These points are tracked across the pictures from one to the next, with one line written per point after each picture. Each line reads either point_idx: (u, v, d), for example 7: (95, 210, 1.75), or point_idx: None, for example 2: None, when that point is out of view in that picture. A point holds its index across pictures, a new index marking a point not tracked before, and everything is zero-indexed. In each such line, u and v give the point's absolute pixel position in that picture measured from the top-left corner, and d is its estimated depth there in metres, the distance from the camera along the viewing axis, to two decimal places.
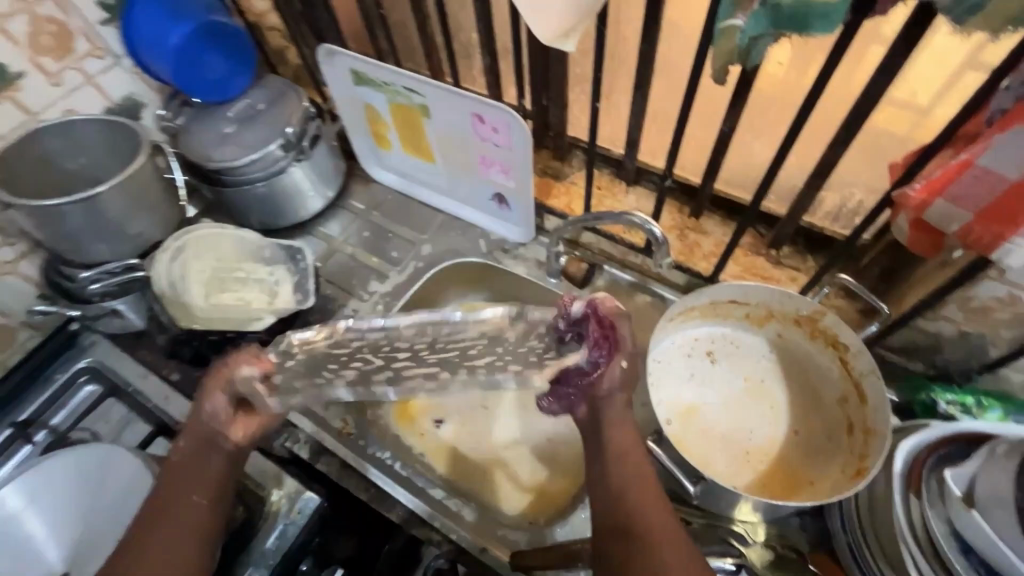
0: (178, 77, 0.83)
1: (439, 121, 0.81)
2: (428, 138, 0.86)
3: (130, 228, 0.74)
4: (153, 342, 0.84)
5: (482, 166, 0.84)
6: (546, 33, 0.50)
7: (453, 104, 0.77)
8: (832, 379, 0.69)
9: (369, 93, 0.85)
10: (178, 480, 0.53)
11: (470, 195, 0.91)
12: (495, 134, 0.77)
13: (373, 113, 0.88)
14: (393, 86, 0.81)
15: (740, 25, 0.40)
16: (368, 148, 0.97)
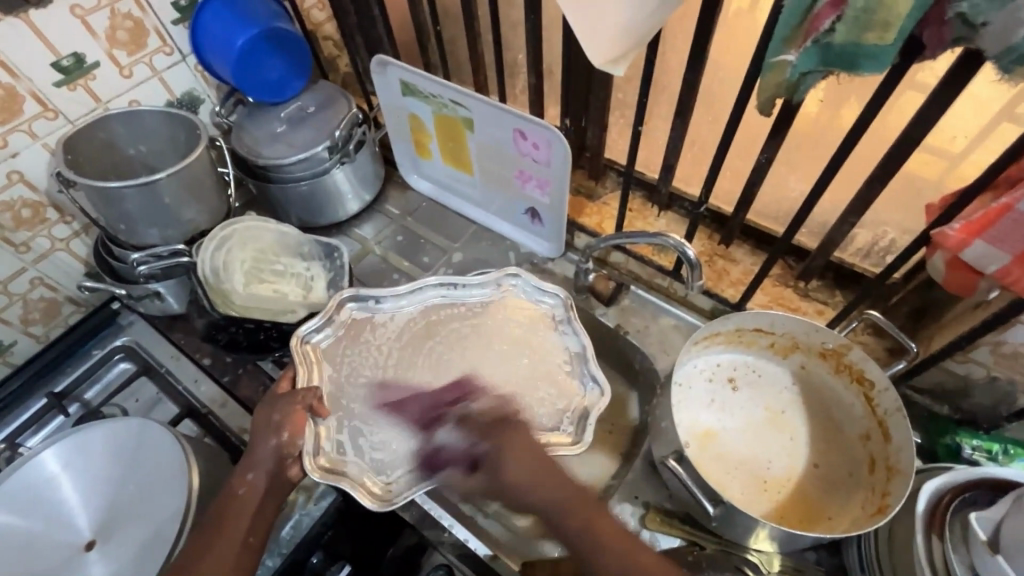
0: (237, 77, 0.87)
1: (481, 134, 0.84)
2: (468, 151, 0.89)
3: (183, 214, 0.78)
4: (187, 326, 0.87)
5: (519, 181, 0.86)
6: (599, 57, 0.52)
7: (497, 120, 0.80)
8: (854, 415, 0.68)
9: (416, 105, 0.88)
10: (245, 505, 0.59)
11: (504, 208, 0.93)
12: (535, 151, 0.79)
13: (417, 124, 0.92)
14: (441, 99, 0.84)
15: (793, 60, 0.42)
16: (407, 155, 1.00)
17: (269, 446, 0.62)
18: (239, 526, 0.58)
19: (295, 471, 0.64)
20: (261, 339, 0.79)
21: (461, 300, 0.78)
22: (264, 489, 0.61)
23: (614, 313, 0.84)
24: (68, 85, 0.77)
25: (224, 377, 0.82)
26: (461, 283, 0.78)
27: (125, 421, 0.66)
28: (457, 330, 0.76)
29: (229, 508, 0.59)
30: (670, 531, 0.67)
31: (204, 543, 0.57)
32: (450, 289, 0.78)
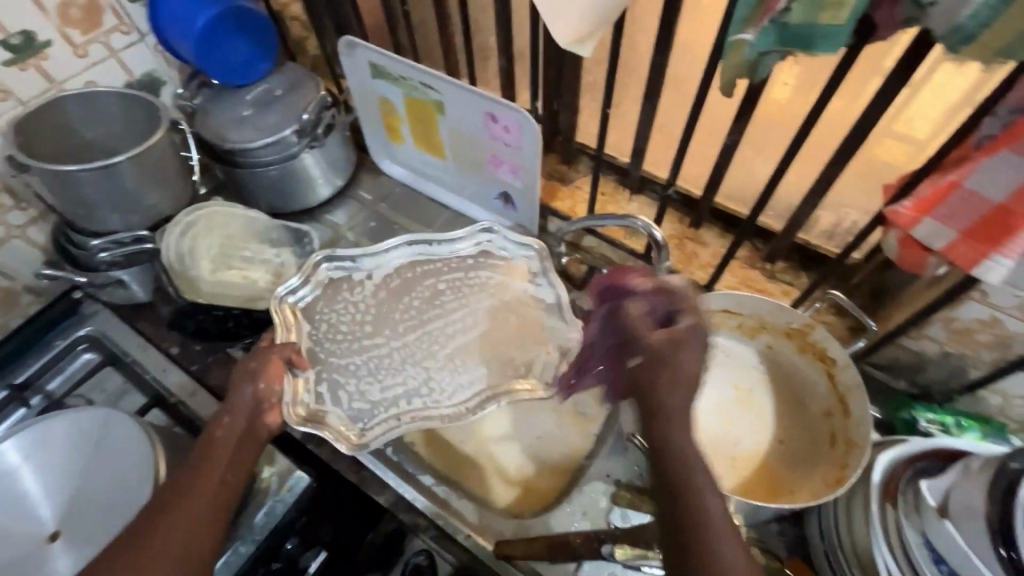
0: (199, 58, 0.85)
1: (452, 117, 0.83)
2: (440, 134, 0.88)
3: (143, 199, 0.75)
4: (154, 315, 0.85)
5: (492, 165, 0.86)
6: (564, 37, 0.52)
7: (467, 102, 0.79)
8: (818, 392, 0.70)
9: (385, 87, 0.87)
10: (222, 449, 0.56)
11: (477, 192, 0.93)
12: (507, 134, 0.79)
13: (388, 107, 0.91)
14: (410, 81, 0.83)
15: (750, 39, 0.42)
16: (379, 139, 0.99)
17: (249, 388, 0.62)
18: (217, 464, 0.54)
19: (273, 418, 0.62)
20: (230, 328, 0.78)
21: (442, 252, 0.80)
22: (239, 435, 0.58)
23: None
24: (17, 64, 0.74)
25: (193, 365, 0.81)
26: (440, 237, 0.79)
27: (88, 410, 0.65)
28: (435, 285, 0.78)
29: (202, 452, 0.55)
30: (640, 506, 0.70)
31: (177, 495, 0.51)
32: (428, 244, 0.79)
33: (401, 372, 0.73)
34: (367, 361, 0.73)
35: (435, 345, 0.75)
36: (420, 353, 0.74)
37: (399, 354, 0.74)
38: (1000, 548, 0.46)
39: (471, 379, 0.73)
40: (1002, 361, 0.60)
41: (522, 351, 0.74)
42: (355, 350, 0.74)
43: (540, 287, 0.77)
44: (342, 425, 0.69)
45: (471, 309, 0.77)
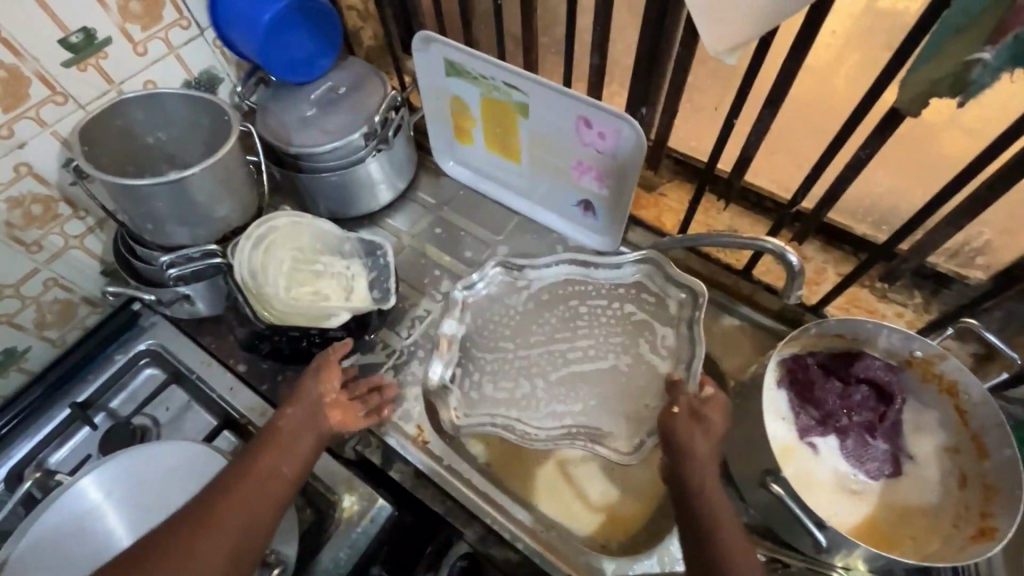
0: (262, 56, 0.79)
1: (536, 122, 0.78)
2: (518, 138, 0.82)
3: (212, 212, 0.70)
4: (221, 330, 0.82)
5: (575, 171, 0.80)
6: (716, 41, 0.46)
7: (559, 105, 0.73)
8: (942, 428, 0.66)
9: (461, 86, 0.81)
10: (281, 437, 0.60)
11: (553, 199, 0.87)
12: (601, 140, 0.73)
13: (461, 106, 0.84)
14: (492, 81, 0.77)
15: (987, 57, 0.37)
16: (445, 138, 0.92)
17: (310, 377, 0.65)
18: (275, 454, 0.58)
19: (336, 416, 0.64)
20: (305, 346, 0.74)
21: (597, 278, 0.83)
22: (298, 428, 0.61)
23: None
24: (77, 65, 0.68)
25: (263, 385, 0.78)
26: (603, 262, 0.82)
27: (182, 445, 0.62)
28: (576, 308, 0.82)
29: (267, 435, 0.60)
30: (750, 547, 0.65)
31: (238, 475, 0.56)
32: (587, 266, 0.83)
33: (518, 381, 0.78)
34: (494, 360, 0.80)
35: (552, 368, 0.79)
36: (537, 368, 0.79)
37: (520, 365, 0.79)
38: None
39: (566, 408, 0.76)
40: None
41: (636, 389, 0.76)
42: (491, 350, 0.81)
43: (680, 333, 0.78)
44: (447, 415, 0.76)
45: (602, 341, 0.79)
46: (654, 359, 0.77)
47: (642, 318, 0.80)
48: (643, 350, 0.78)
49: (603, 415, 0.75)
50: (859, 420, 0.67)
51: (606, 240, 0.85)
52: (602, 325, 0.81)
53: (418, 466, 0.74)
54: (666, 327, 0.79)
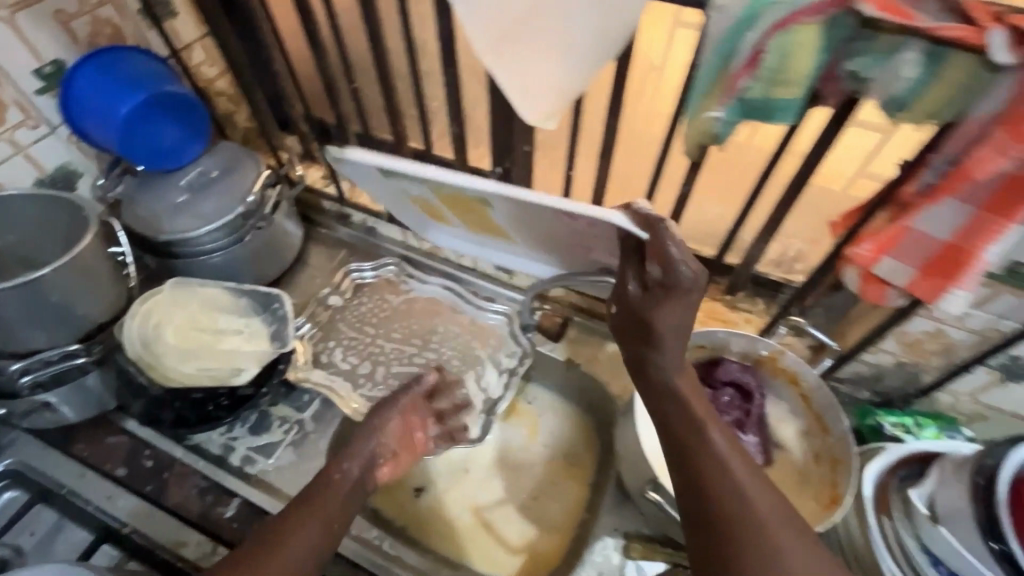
0: (124, 147, 0.78)
1: (510, 209, 0.63)
2: (496, 220, 0.69)
3: (73, 309, 0.67)
4: (95, 434, 0.76)
5: (580, 245, 0.66)
6: (532, 114, 0.53)
7: (530, 203, 0.59)
8: (797, 413, 0.75)
9: (406, 183, 0.69)
10: (332, 494, 0.63)
11: (564, 264, 0.73)
12: (589, 225, 0.59)
13: (426, 202, 0.73)
14: (440, 183, 0.62)
15: (718, 115, 0.45)
16: (413, 217, 0.82)
17: (369, 432, 0.71)
18: (326, 511, 0.61)
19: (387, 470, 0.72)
20: (208, 408, 0.74)
21: (465, 311, 0.91)
22: (351, 485, 0.65)
23: (562, 347, 0.87)
24: None
25: (147, 487, 0.72)
26: (474, 302, 0.91)
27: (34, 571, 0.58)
28: (432, 325, 0.90)
29: (325, 491, 0.63)
30: (653, 556, 0.69)
31: (291, 527, 0.58)
32: (454, 294, 0.92)
33: (365, 365, 0.85)
34: (354, 338, 0.88)
35: (394, 362, 0.86)
36: (392, 363, 0.86)
37: (378, 345, 0.87)
38: (990, 542, 0.51)
39: None
40: (949, 365, 0.65)
41: None
42: (354, 324, 0.89)
43: (504, 383, 0.85)
44: (335, 384, 0.83)
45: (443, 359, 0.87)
46: (473, 394, 0.84)
47: (481, 356, 0.87)
48: (467, 381, 0.85)
49: None
50: (729, 419, 0.75)
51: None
52: (449, 344, 0.89)
53: None
54: (491, 370, 0.86)
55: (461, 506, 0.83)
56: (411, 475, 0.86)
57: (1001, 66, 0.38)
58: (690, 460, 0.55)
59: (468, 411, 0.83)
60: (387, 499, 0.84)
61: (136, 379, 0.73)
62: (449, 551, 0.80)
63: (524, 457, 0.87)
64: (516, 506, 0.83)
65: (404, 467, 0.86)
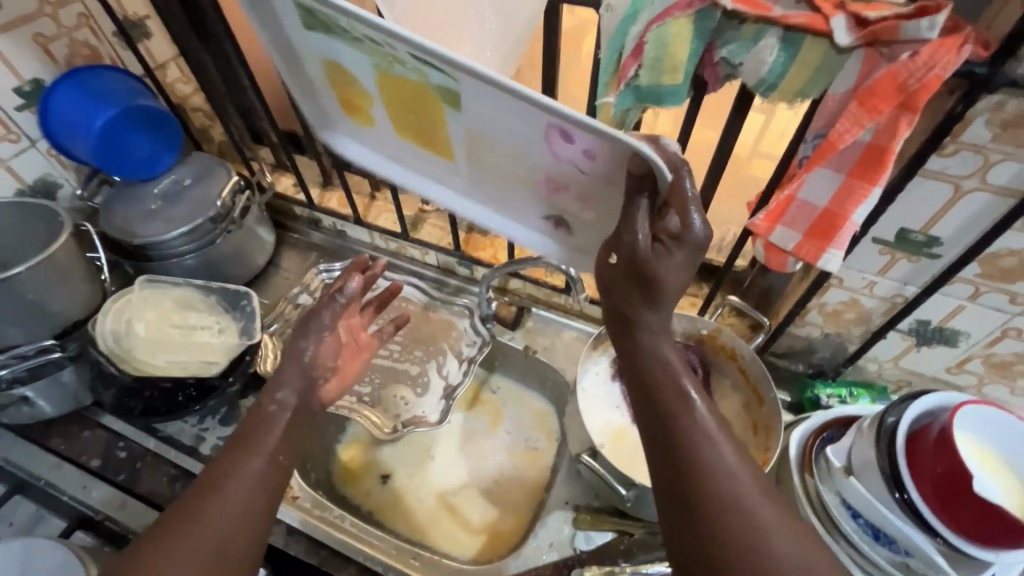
0: (97, 158, 0.83)
1: (474, 120, 0.48)
2: (449, 133, 0.53)
3: (47, 306, 0.72)
4: (71, 429, 0.80)
5: (542, 184, 0.53)
6: None
7: (512, 110, 0.43)
8: (737, 387, 0.78)
9: (334, 47, 0.48)
10: (270, 427, 0.56)
11: (510, 206, 0.59)
12: (585, 159, 0.45)
13: (343, 76, 0.53)
14: (393, 56, 0.44)
15: (613, 101, 0.50)
16: (321, 108, 0.62)
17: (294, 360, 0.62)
18: (265, 446, 0.55)
19: (327, 393, 0.65)
20: (178, 398, 0.78)
21: (432, 304, 0.95)
22: (290, 416, 0.59)
23: (521, 335, 0.91)
24: None
25: (119, 476, 0.76)
26: (439, 297, 0.95)
27: (8, 547, 0.62)
28: (396, 320, 0.93)
29: (257, 427, 0.56)
30: (600, 526, 0.73)
31: (224, 470, 0.52)
32: (421, 291, 0.96)
33: None
34: None
35: None
36: None
37: None
38: (896, 493, 0.55)
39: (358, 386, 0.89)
40: (869, 333, 0.70)
41: (410, 387, 0.89)
42: None
43: (463, 371, 0.89)
44: None
45: (407, 352, 0.92)
46: (434, 381, 0.89)
47: (442, 347, 0.92)
48: (430, 370, 0.90)
49: (382, 398, 0.88)
50: None
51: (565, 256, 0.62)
52: (415, 336, 0.93)
53: (287, 521, 0.75)
54: (452, 360, 0.91)
55: (425, 491, 0.86)
56: (378, 463, 0.89)
57: (846, 48, 0.43)
58: (673, 436, 0.44)
59: (428, 398, 0.88)
60: (353, 486, 0.87)
61: (108, 371, 0.78)
62: (413, 533, 0.83)
63: (487, 443, 0.90)
64: (478, 489, 0.86)
65: (370, 455, 0.90)
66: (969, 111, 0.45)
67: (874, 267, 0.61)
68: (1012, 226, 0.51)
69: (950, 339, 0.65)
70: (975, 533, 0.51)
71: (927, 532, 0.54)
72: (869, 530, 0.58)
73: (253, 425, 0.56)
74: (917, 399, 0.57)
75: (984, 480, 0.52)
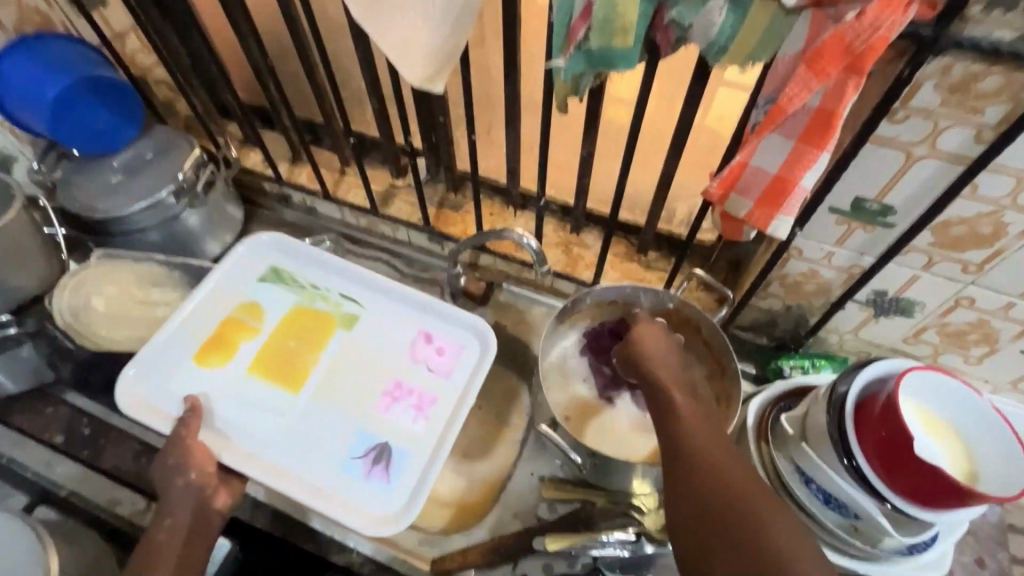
0: (54, 129, 0.81)
1: (361, 335, 0.69)
2: (319, 359, 0.67)
3: (3, 281, 0.72)
4: (33, 406, 0.79)
5: (385, 401, 0.65)
6: (414, 76, 0.54)
7: (399, 321, 0.70)
8: (701, 359, 0.78)
9: (271, 291, 0.71)
10: (168, 551, 0.57)
11: (335, 453, 0.62)
12: (438, 359, 0.68)
13: (247, 313, 0.69)
14: (323, 289, 0.72)
15: (563, 64, 0.49)
16: (167, 359, 0.65)
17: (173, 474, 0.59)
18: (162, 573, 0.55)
19: (220, 501, 0.61)
20: None
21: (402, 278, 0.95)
22: (190, 529, 0.59)
23: (490, 311, 0.91)
24: None
25: (83, 452, 0.76)
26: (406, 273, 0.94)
27: None
28: None
29: (152, 555, 0.56)
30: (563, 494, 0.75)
31: None
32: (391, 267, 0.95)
33: None
34: None
35: None
36: None
37: None
38: (845, 459, 0.55)
39: None
40: (829, 304, 0.70)
41: None
42: None
43: None
44: None
45: None
46: None
47: None
48: None
49: None
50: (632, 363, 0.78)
51: (408, 508, 0.60)
52: None
53: (254, 494, 0.76)
54: None
55: None
56: None
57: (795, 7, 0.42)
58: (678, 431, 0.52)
59: None
60: None
61: (67, 345, 0.79)
62: None
63: None
64: None
65: None
66: (918, 74, 0.45)
67: (832, 238, 0.62)
68: (961, 193, 0.51)
69: (907, 310, 0.66)
70: (920, 497, 0.52)
71: (875, 497, 0.55)
72: (821, 494, 0.59)
73: (152, 547, 0.57)
74: (866, 367, 0.57)
75: (931, 445, 0.54)
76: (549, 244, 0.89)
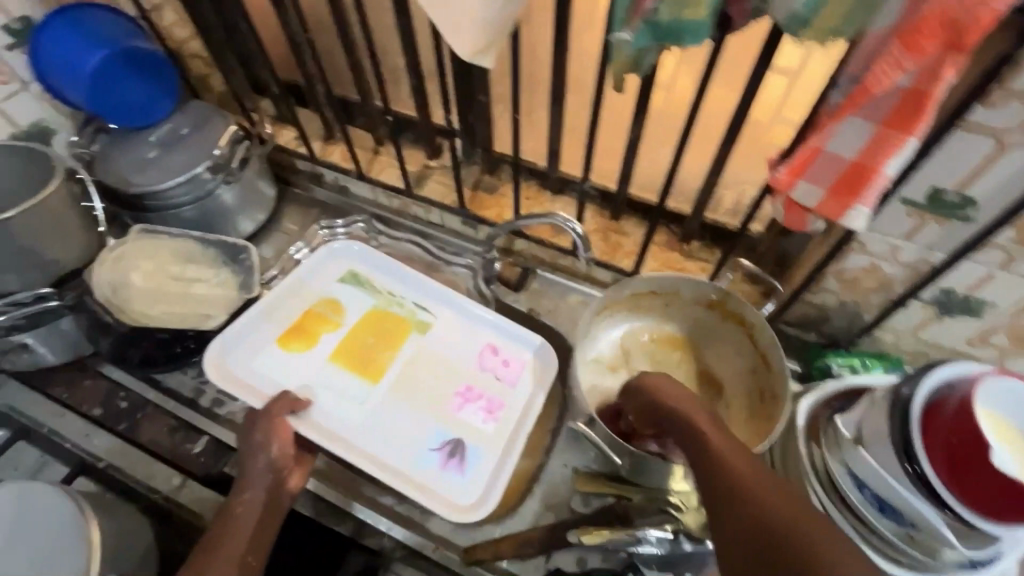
0: (91, 102, 0.80)
1: (433, 341, 0.75)
2: (395, 359, 0.73)
3: (42, 254, 0.72)
4: (71, 378, 0.80)
5: (457, 401, 0.71)
6: (466, 50, 0.52)
7: (469, 334, 0.76)
8: (744, 353, 0.76)
9: (350, 291, 0.77)
10: (243, 529, 0.56)
11: (412, 442, 0.68)
12: (505, 368, 0.74)
13: (331, 309, 0.75)
14: (399, 297, 0.78)
15: (627, 38, 0.45)
16: (251, 346, 0.71)
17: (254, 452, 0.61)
18: (234, 548, 0.55)
19: (294, 481, 0.63)
20: (177, 349, 0.78)
21: (434, 261, 0.93)
22: (264, 506, 0.59)
23: (524, 297, 0.89)
24: None
25: (120, 425, 0.77)
26: (439, 256, 0.93)
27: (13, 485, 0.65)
28: None
29: (228, 530, 0.56)
30: (601, 489, 0.72)
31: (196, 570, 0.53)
32: (424, 249, 0.94)
33: None
34: None
35: None
36: None
37: None
38: (907, 464, 0.52)
39: None
40: (888, 302, 0.67)
41: None
42: None
43: None
44: None
45: None
46: None
47: None
48: None
49: None
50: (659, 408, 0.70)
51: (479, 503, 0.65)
52: None
53: None
54: None
55: None
56: None
57: None
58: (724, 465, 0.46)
59: None
60: None
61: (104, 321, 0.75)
62: None
63: None
64: None
65: None
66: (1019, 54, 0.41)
67: (900, 231, 0.58)
68: None
69: (975, 310, 0.62)
70: (989, 509, 0.49)
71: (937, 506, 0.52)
72: (875, 499, 0.56)
73: (223, 524, 0.57)
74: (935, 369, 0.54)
75: None
76: (588, 230, 0.86)
